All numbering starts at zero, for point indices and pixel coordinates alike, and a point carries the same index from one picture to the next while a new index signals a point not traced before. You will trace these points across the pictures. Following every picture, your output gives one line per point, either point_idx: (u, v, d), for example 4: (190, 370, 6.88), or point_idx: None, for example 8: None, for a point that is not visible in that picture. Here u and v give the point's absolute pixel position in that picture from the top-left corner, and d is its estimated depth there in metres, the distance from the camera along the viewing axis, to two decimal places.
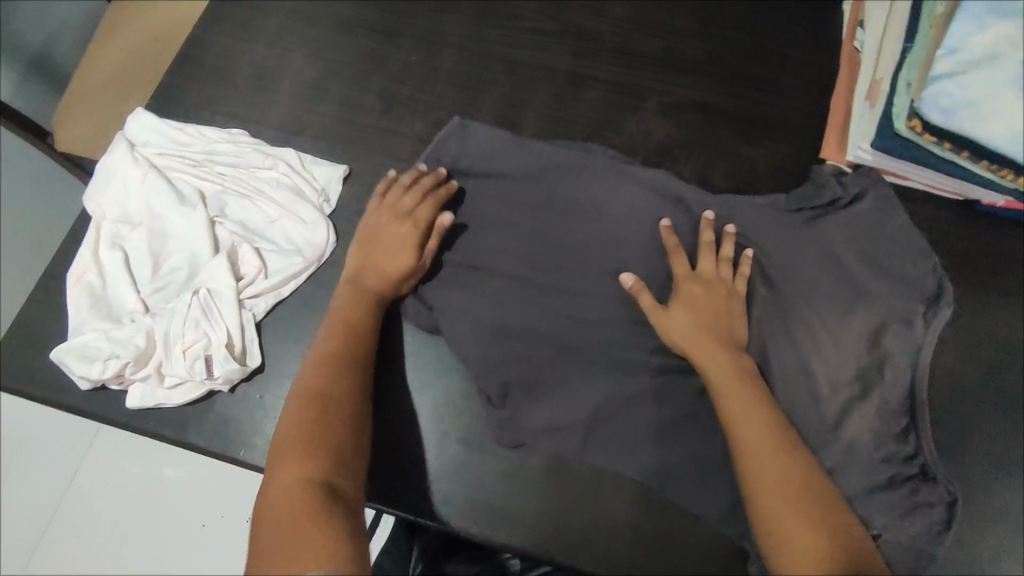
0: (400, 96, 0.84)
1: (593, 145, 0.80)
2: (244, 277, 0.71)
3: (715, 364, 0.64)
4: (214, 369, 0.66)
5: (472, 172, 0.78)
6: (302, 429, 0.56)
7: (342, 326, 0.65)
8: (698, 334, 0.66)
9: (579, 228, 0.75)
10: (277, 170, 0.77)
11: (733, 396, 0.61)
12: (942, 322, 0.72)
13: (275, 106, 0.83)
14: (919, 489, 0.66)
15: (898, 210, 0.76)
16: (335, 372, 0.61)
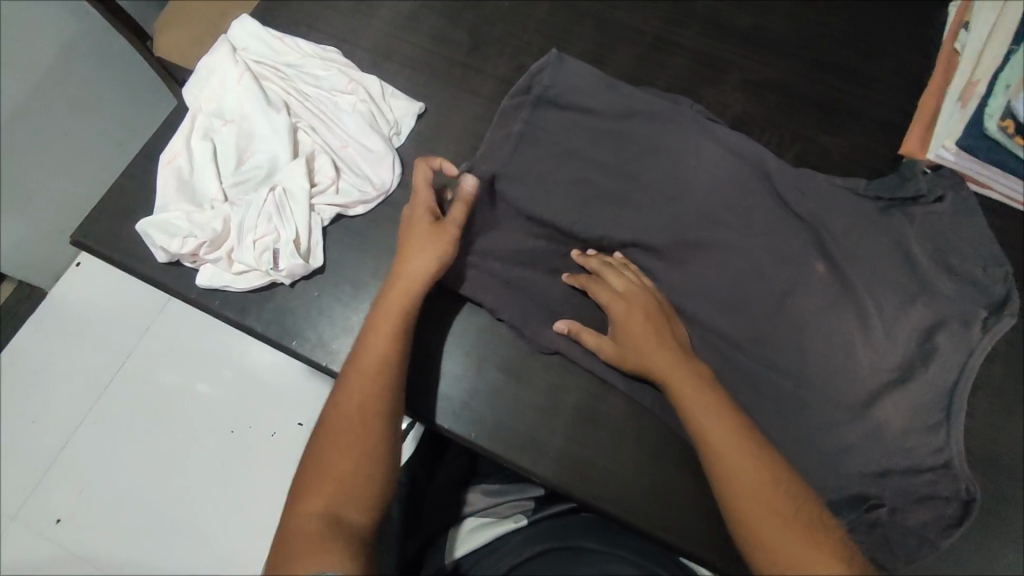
0: (487, 37, 0.87)
1: (684, 97, 0.81)
2: (317, 185, 0.76)
3: (657, 364, 0.63)
4: (280, 261, 0.72)
5: (560, 102, 0.80)
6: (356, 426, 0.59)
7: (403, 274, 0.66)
8: (637, 334, 0.65)
9: (656, 171, 0.77)
10: (358, 96, 0.80)
11: (700, 406, 0.60)
12: (1002, 329, 0.71)
13: (370, 31, 0.87)
14: (937, 483, 0.67)
15: (975, 216, 0.74)
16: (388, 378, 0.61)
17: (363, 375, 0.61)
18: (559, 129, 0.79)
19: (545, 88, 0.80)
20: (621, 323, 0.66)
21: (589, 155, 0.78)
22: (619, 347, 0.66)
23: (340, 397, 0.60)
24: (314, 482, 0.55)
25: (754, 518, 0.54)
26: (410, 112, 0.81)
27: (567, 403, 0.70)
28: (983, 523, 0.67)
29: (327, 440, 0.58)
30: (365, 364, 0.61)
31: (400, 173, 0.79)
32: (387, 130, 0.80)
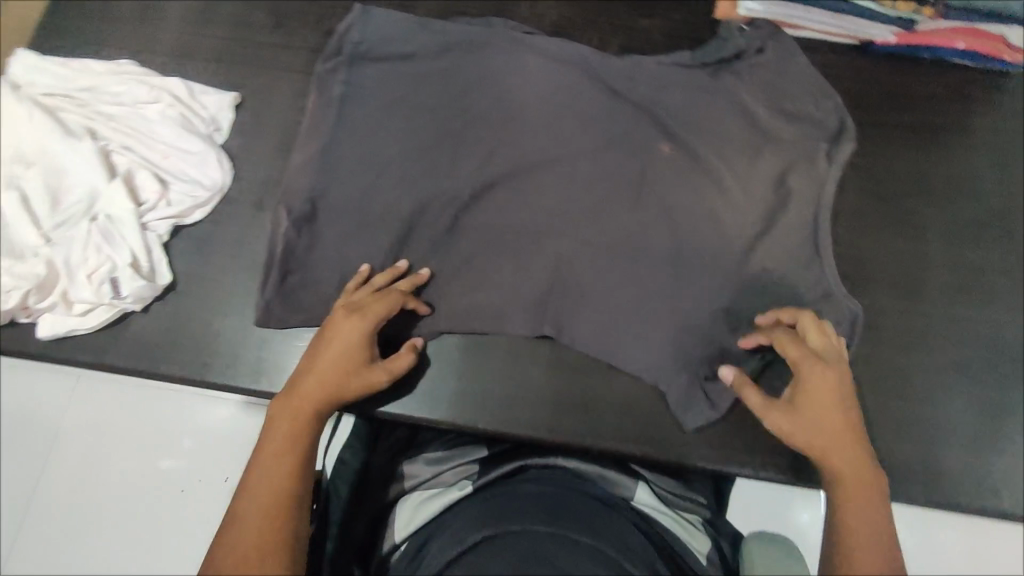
0: (289, 9, 0.83)
1: (496, 18, 0.79)
2: (144, 202, 0.72)
3: (817, 411, 0.55)
4: (122, 288, 0.68)
5: (369, 55, 0.76)
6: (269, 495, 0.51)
7: (329, 354, 0.60)
8: (818, 394, 0.56)
9: (483, 96, 0.75)
10: (164, 101, 0.75)
11: (816, 417, 0.55)
12: (845, 156, 0.73)
13: (164, 34, 0.82)
14: (824, 312, 0.68)
15: (798, 56, 0.75)
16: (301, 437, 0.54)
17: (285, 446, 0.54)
18: (375, 85, 0.75)
19: (357, 45, 0.77)
20: (805, 384, 0.57)
21: (416, 100, 0.75)
22: (783, 407, 0.57)
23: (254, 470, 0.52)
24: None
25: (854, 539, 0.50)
26: (224, 104, 0.77)
27: (454, 344, 0.69)
28: (874, 339, 0.68)
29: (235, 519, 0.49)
30: (287, 433, 0.54)
31: (230, 167, 0.75)
32: (205, 128, 0.76)
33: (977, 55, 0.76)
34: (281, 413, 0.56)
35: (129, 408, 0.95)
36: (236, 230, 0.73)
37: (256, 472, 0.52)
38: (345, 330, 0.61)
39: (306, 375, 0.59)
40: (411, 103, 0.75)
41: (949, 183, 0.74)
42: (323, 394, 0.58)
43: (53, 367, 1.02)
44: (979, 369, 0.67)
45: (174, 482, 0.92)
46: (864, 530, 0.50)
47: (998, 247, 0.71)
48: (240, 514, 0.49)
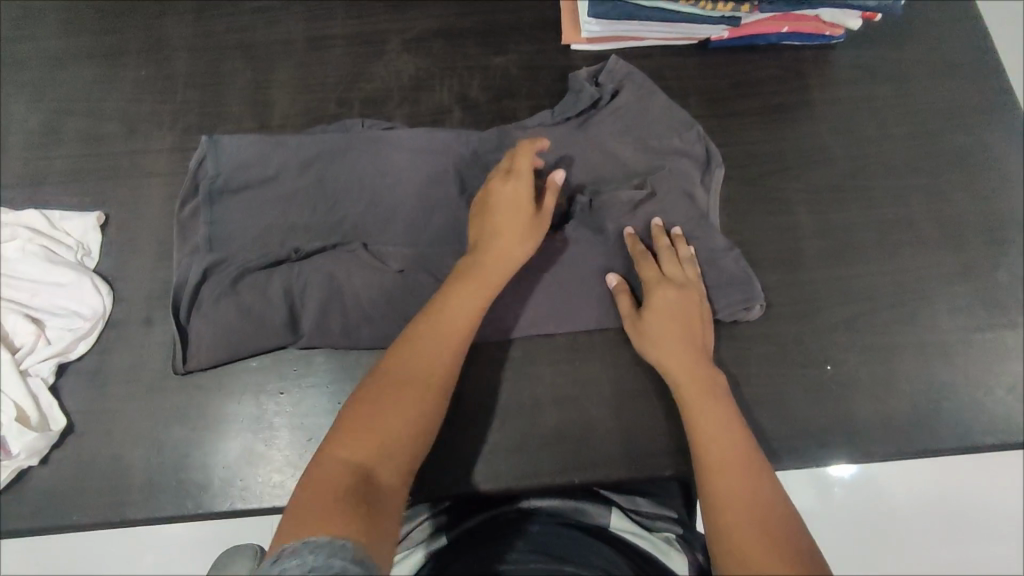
0: (140, 113, 0.80)
1: (350, 120, 0.77)
2: (19, 348, 0.67)
3: (670, 353, 0.63)
4: (10, 446, 0.63)
5: (228, 188, 0.71)
6: (420, 362, 0.58)
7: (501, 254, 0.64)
8: (665, 317, 0.65)
9: (354, 190, 0.72)
10: (20, 237, 0.71)
11: (704, 412, 0.59)
12: (718, 182, 0.76)
13: (9, 163, 0.78)
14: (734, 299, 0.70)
15: (654, 93, 0.77)
16: (452, 337, 0.60)
17: (405, 372, 0.57)
18: (237, 212, 0.71)
19: (213, 180, 0.71)
20: (652, 300, 0.66)
21: (289, 194, 0.71)
22: (638, 320, 0.66)
23: (367, 396, 0.55)
24: (358, 428, 0.53)
25: (733, 519, 0.52)
26: (89, 225, 0.74)
27: None
28: (771, 316, 0.72)
29: (381, 384, 0.56)
30: (442, 343, 0.59)
31: (108, 289, 0.72)
32: (73, 255, 0.72)
33: (805, 36, 0.82)
34: (447, 316, 0.60)
35: None
36: (128, 353, 0.70)
37: (379, 389, 0.56)
38: (516, 245, 0.64)
39: (490, 245, 0.64)
40: (288, 215, 0.71)
41: (805, 156, 0.79)
42: (480, 289, 0.62)
43: None
44: (868, 322, 0.72)
45: None
46: (746, 507, 0.53)
47: (859, 205, 0.77)
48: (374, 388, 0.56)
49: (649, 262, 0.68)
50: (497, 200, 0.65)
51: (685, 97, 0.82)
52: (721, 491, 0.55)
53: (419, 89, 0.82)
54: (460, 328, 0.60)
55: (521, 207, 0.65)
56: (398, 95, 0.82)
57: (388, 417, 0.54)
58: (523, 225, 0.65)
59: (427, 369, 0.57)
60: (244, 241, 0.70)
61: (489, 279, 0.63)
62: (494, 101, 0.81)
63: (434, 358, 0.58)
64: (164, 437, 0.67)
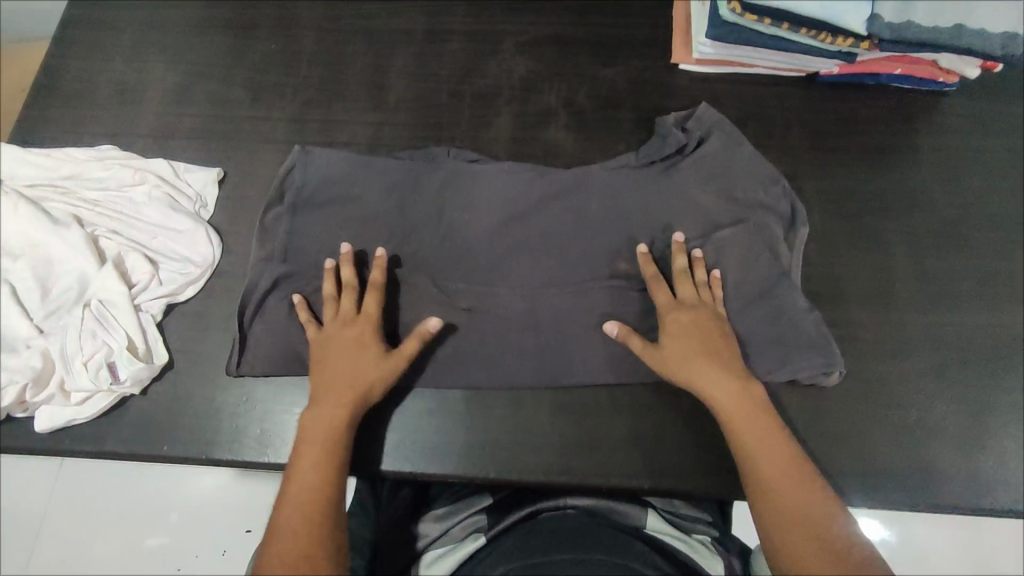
0: (265, 84, 0.85)
1: (437, 149, 0.79)
2: (135, 284, 0.72)
3: (699, 377, 0.63)
4: (120, 373, 0.68)
5: (311, 201, 0.75)
6: (286, 545, 0.53)
7: (348, 393, 0.62)
8: (683, 342, 0.65)
9: (431, 215, 0.75)
10: (147, 183, 0.76)
11: (744, 431, 0.60)
12: (800, 244, 0.75)
13: (143, 115, 0.84)
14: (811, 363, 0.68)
15: (742, 146, 0.78)
16: (324, 500, 0.56)
17: (290, 550, 0.52)
18: (317, 223, 0.74)
19: (299, 190, 0.75)
20: (668, 326, 0.66)
21: (367, 214, 0.74)
22: (657, 353, 0.65)
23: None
24: None
25: (786, 536, 0.54)
26: (209, 180, 0.79)
27: (457, 396, 0.70)
28: (856, 353, 0.72)
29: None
30: (311, 514, 0.55)
31: (219, 241, 0.76)
32: (191, 206, 0.77)
33: (915, 79, 0.82)
34: (301, 484, 0.57)
35: (127, 492, 0.99)
36: (231, 303, 0.74)
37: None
38: (368, 383, 0.63)
39: (326, 395, 0.63)
40: (369, 227, 0.74)
41: (906, 199, 0.78)
42: (337, 443, 0.60)
43: (37, 467, 1.00)
44: (954, 373, 0.71)
45: (171, 556, 0.97)
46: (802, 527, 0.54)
47: (958, 255, 0.75)
48: None
49: (662, 288, 0.68)
50: (332, 353, 0.65)
51: (788, 127, 0.82)
52: (771, 511, 0.55)
53: (527, 91, 0.85)
54: (329, 484, 0.57)
55: (353, 347, 0.65)
56: (507, 94, 0.85)
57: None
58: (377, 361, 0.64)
59: (309, 538, 0.53)
60: (340, 227, 0.74)
61: (339, 424, 0.61)
62: (599, 110, 0.84)
63: (314, 522, 0.54)
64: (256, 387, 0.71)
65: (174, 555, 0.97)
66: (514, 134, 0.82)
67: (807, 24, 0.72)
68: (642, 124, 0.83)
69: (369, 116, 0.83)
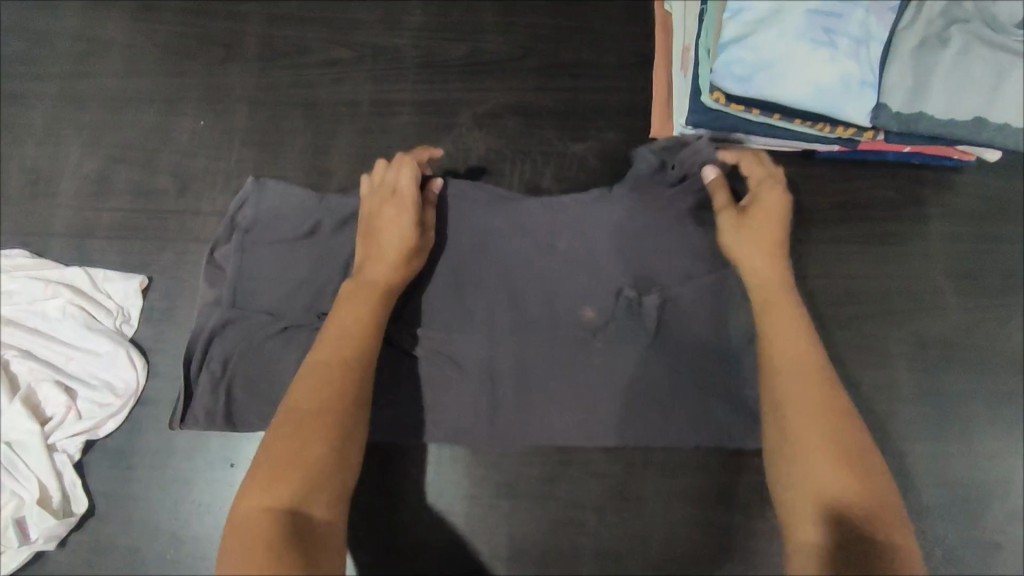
0: (193, 169, 0.76)
1: None
2: (50, 419, 0.65)
3: (762, 259, 0.60)
4: (30, 531, 0.61)
5: (259, 244, 0.71)
6: (310, 389, 0.51)
7: (390, 257, 0.61)
8: (769, 212, 0.61)
9: None
10: (62, 298, 0.69)
11: (780, 334, 0.55)
12: None
13: (59, 211, 0.75)
14: None
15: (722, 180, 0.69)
16: (350, 360, 0.54)
17: (293, 420, 0.49)
18: (266, 295, 0.70)
19: (248, 229, 0.71)
20: (758, 197, 0.62)
21: (316, 284, 0.70)
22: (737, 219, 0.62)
23: (267, 449, 0.48)
24: (272, 472, 0.47)
25: (796, 418, 0.50)
26: (131, 290, 0.71)
27: (406, 543, 0.63)
28: None
29: (281, 419, 0.50)
30: (340, 367, 0.53)
31: (144, 362, 0.69)
32: (112, 321, 0.70)
33: (926, 155, 0.71)
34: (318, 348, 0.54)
35: None
36: (158, 436, 0.67)
37: (264, 451, 0.48)
38: (406, 264, 0.62)
39: (373, 258, 0.61)
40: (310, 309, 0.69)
41: (911, 300, 0.70)
42: (371, 306, 0.58)
43: None
44: (958, 508, 0.64)
45: None
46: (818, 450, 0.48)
47: (964, 368, 0.68)
48: (288, 416, 0.50)
49: (754, 163, 0.65)
50: (382, 217, 0.62)
51: None
52: (789, 415, 0.50)
53: (487, 173, 0.75)
54: (359, 341, 0.55)
55: (403, 222, 0.62)
56: (464, 177, 0.75)
57: (301, 454, 0.47)
58: (410, 243, 0.62)
59: (320, 394, 0.51)
60: (274, 338, 0.68)
61: (382, 290, 0.59)
62: None
63: (337, 373, 0.52)
64: (188, 533, 0.65)
65: None
66: None
67: (803, 115, 0.62)
68: None
69: None
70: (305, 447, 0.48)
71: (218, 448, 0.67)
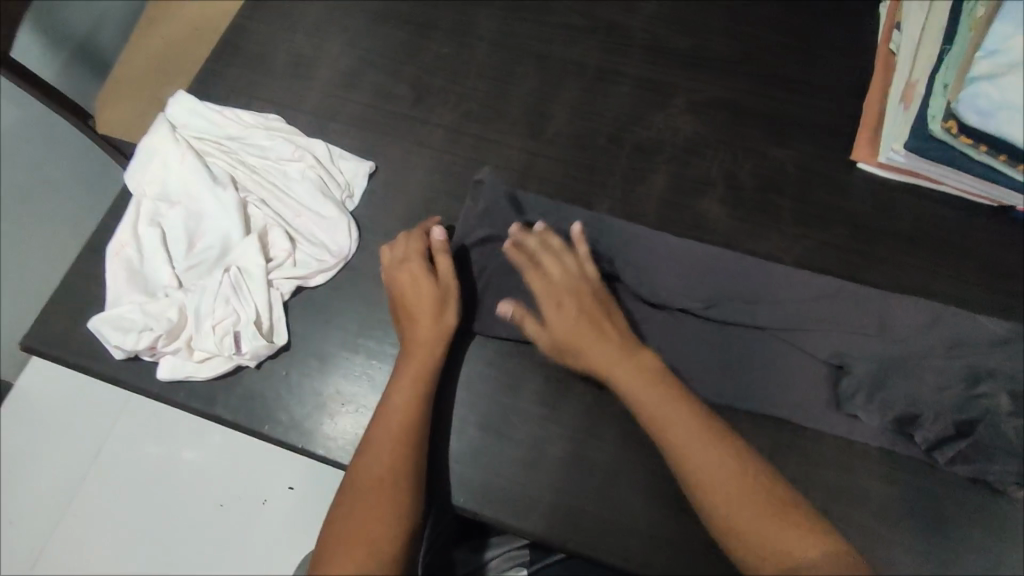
0: (431, 86, 0.85)
1: (601, 158, 0.81)
2: (273, 259, 0.74)
3: (600, 332, 0.64)
4: (242, 344, 0.69)
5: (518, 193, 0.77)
6: (390, 430, 0.62)
7: (418, 327, 0.67)
8: (564, 281, 0.68)
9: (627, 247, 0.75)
10: (304, 162, 0.79)
11: (663, 410, 0.60)
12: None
13: (311, 92, 0.86)
14: (917, 521, 0.65)
15: (937, 232, 0.77)
16: (412, 406, 0.63)
17: (380, 466, 0.60)
18: (522, 229, 0.76)
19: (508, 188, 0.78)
20: (552, 270, 0.68)
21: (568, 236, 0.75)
22: (549, 289, 0.67)
23: (354, 493, 0.59)
24: (350, 501, 0.58)
25: (718, 498, 0.55)
26: (360, 171, 0.80)
27: (555, 455, 0.67)
28: (988, 524, 0.65)
29: (367, 447, 0.61)
30: (402, 413, 0.63)
31: (357, 235, 0.77)
32: (339, 193, 0.78)
33: None
34: (395, 405, 0.63)
35: (206, 435, 1.08)
36: (354, 300, 0.75)
37: (358, 482, 0.59)
38: (435, 328, 0.67)
39: (410, 321, 0.68)
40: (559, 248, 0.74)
41: None
42: (423, 352, 0.66)
43: (151, 408, 1.11)
44: None
45: (225, 492, 1.05)
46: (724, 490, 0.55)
47: None
48: (372, 451, 0.61)
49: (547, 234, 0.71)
50: (398, 284, 0.69)
51: (968, 257, 0.75)
52: (705, 489, 0.56)
53: (692, 153, 0.81)
54: (414, 399, 0.64)
55: (422, 290, 0.68)
56: (669, 151, 0.81)
57: (378, 510, 0.57)
58: (437, 307, 0.67)
59: (393, 433, 0.61)
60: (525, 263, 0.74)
61: (421, 348, 0.66)
62: (762, 191, 0.79)
63: (404, 425, 0.62)
64: (360, 387, 0.71)
65: (230, 488, 1.05)
66: (668, 194, 0.79)
67: None
68: (805, 216, 0.78)
69: (525, 142, 0.82)
70: (378, 491, 0.58)
71: None
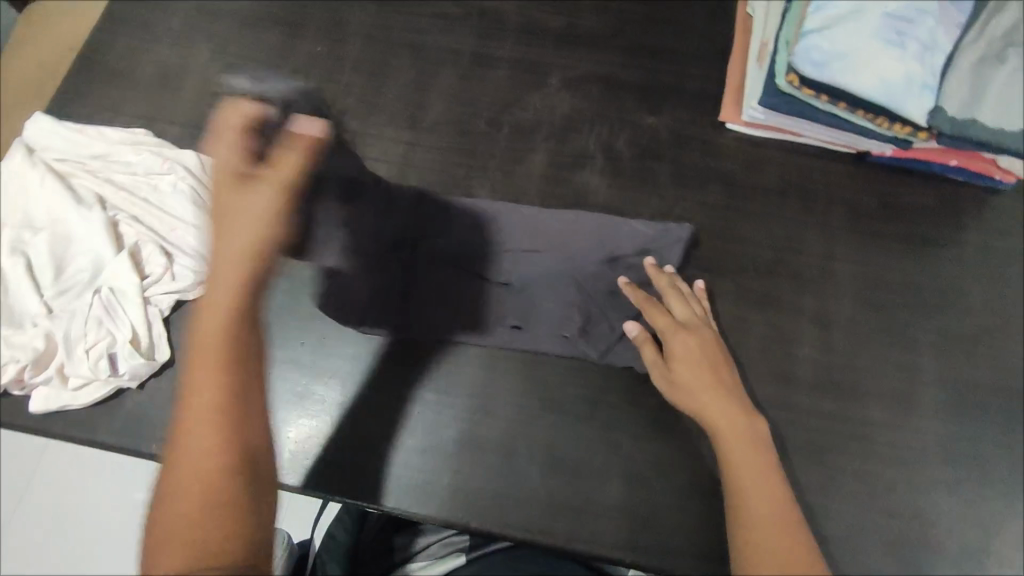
0: (305, 86, 0.84)
1: (480, 142, 0.82)
2: (148, 276, 0.72)
3: (711, 402, 0.61)
4: (119, 365, 0.68)
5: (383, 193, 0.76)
6: (209, 398, 0.49)
7: (232, 247, 0.51)
8: (688, 361, 0.64)
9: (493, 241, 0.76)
10: (175, 174, 0.76)
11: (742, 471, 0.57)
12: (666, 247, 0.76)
13: (180, 102, 0.83)
14: (801, 458, 0.69)
15: (802, 182, 0.80)
16: (228, 354, 0.51)
17: (202, 447, 0.48)
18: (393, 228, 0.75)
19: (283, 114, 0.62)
20: (676, 347, 0.65)
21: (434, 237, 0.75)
22: (665, 371, 0.65)
23: (171, 492, 0.47)
24: (172, 504, 0.46)
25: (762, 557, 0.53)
26: None
27: (451, 438, 0.68)
28: (865, 451, 0.69)
29: (183, 429, 0.49)
30: (217, 371, 0.50)
31: None
32: None
33: (966, 172, 0.79)
34: (203, 363, 0.50)
35: None
36: None
37: (179, 473, 0.47)
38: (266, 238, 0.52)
39: (222, 242, 0.52)
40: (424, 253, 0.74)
41: (942, 296, 0.76)
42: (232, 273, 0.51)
43: None
44: (969, 490, 0.68)
45: None
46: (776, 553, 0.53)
47: (984, 366, 0.73)
48: (192, 437, 0.48)
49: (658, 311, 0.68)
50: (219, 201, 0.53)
51: (832, 202, 0.79)
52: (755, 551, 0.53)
53: (568, 129, 0.83)
54: (235, 339, 0.51)
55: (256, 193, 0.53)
56: (547, 130, 0.83)
57: (211, 509, 0.46)
58: (265, 210, 0.52)
59: (212, 401, 0.49)
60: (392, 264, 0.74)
61: (231, 272, 0.51)
62: (637, 160, 0.82)
63: (223, 380, 0.50)
64: None
65: None
66: (547, 171, 0.80)
67: (866, 107, 0.69)
68: (679, 180, 0.81)
69: (403, 134, 0.82)
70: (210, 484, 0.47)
71: (290, 326, 0.73)
